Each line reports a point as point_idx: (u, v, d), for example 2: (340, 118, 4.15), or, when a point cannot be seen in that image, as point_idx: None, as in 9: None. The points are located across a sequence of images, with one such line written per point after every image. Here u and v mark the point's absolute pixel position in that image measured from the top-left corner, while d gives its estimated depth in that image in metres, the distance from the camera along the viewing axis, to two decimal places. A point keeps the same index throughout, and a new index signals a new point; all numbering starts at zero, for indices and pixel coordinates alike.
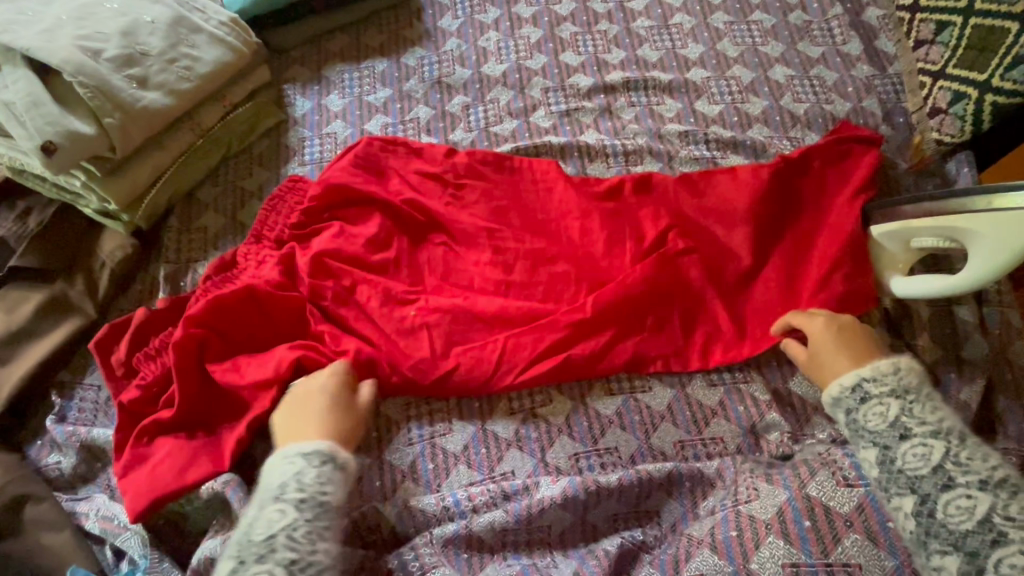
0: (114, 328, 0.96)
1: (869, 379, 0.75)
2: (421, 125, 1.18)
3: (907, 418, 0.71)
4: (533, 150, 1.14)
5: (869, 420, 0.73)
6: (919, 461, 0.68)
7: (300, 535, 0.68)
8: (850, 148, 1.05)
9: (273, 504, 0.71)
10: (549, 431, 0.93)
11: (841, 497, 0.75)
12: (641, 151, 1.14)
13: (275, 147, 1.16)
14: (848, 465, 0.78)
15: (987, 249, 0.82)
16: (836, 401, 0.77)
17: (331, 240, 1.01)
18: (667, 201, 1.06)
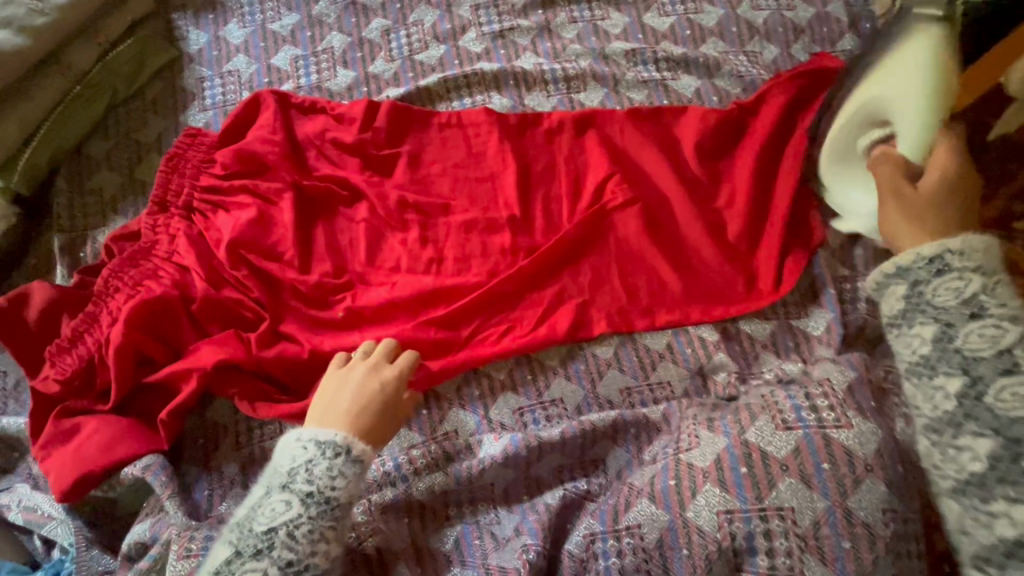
0: (14, 304, 0.85)
1: (955, 254, 0.62)
2: (336, 56, 1.04)
3: (986, 296, 0.60)
4: (463, 81, 1.02)
5: (937, 295, 0.62)
6: (985, 342, 0.59)
7: (319, 472, 0.66)
8: (817, 79, 0.96)
9: (280, 492, 0.65)
10: (492, 387, 0.90)
11: (780, 438, 0.73)
12: (584, 75, 1.02)
13: (170, 90, 1.02)
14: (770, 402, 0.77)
15: (942, 161, 0.71)
16: (893, 277, 0.65)
17: (245, 213, 0.90)
18: (614, 146, 0.97)
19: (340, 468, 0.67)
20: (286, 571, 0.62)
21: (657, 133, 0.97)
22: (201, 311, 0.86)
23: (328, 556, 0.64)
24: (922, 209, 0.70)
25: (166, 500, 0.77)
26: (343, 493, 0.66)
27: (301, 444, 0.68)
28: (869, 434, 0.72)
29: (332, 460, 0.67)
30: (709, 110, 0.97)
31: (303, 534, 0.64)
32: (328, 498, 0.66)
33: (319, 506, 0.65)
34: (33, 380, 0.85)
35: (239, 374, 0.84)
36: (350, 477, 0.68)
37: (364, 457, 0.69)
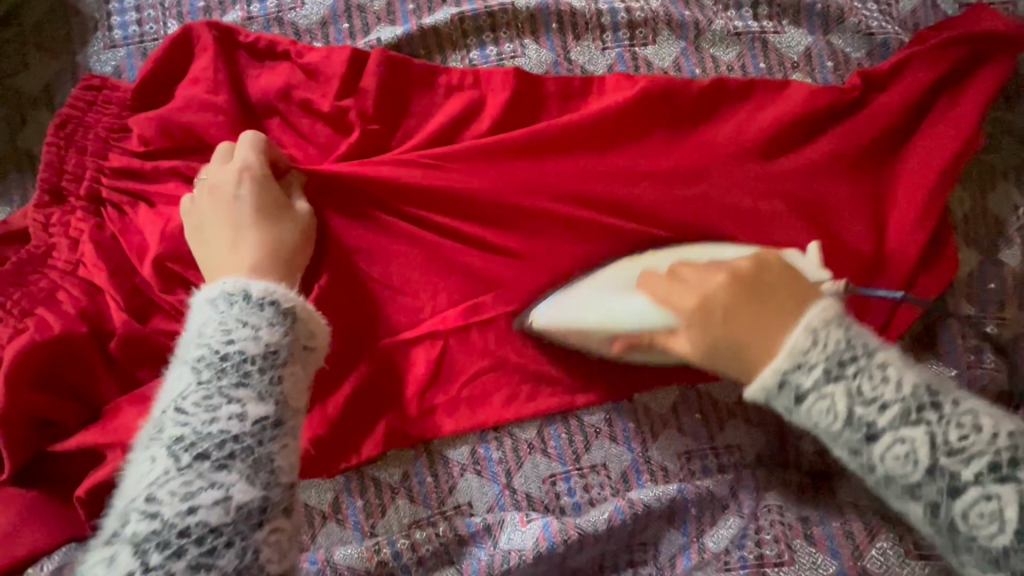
0: None
1: (795, 369, 0.45)
2: None
3: (863, 408, 0.44)
4: (487, 21, 0.72)
5: (816, 418, 0.45)
6: (905, 463, 0.43)
7: (192, 402, 0.44)
8: (978, 46, 0.70)
9: (188, 371, 0.47)
10: (515, 449, 0.70)
11: (895, 457, 0.43)
12: (654, 21, 0.73)
13: (60, 14, 0.71)
14: (876, 367, 0.44)
15: (671, 286, 0.54)
16: (765, 403, 0.47)
17: (179, 211, 0.64)
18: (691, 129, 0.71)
19: (254, 315, 0.49)
20: (220, 458, 0.42)
21: (749, 112, 0.71)
22: (125, 354, 0.62)
23: (241, 417, 0.44)
24: (721, 335, 0.49)
25: None
26: (248, 347, 0.47)
27: (199, 317, 0.51)
28: (977, 423, 0.43)
29: (223, 315, 0.49)
30: (824, 84, 0.71)
31: (192, 401, 0.44)
32: (227, 358, 0.47)
33: (212, 367, 0.46)
34: None
35: None
36: (262, 329, 0.49)
37: (279, 299, 0.51)
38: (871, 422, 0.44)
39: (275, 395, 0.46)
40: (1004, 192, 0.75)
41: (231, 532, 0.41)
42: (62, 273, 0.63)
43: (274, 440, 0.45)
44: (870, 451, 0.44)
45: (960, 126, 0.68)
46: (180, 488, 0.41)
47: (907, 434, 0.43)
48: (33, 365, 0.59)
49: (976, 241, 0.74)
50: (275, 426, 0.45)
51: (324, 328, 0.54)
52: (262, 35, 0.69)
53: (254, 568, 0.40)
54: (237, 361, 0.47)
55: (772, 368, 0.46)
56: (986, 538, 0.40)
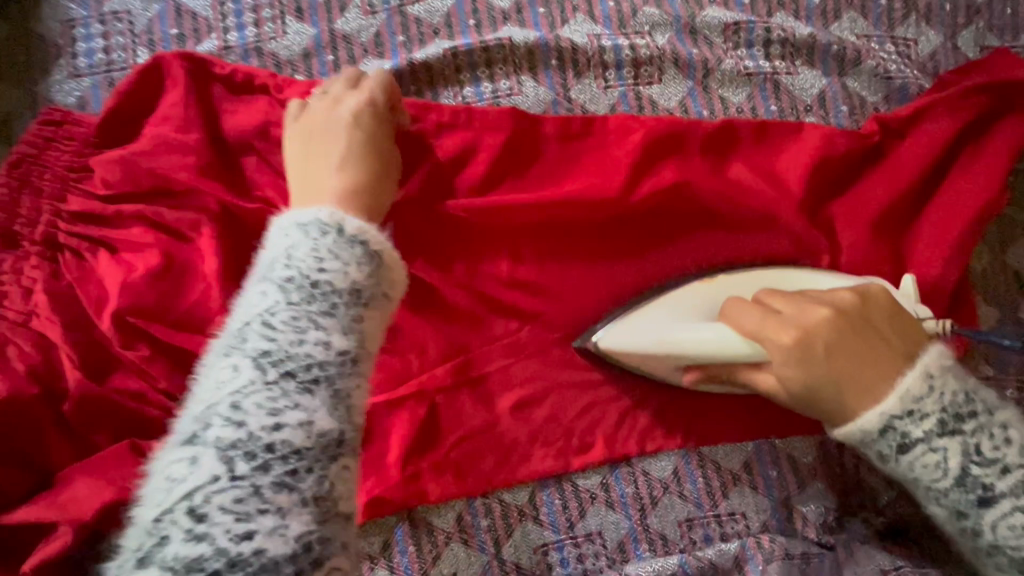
0: None
1: (903, 417, 0.48)
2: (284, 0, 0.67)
3: (977, 466, 0.47)
4: (482, 56, 0.67)
5: (921, 475, 0.49)
6: (1015, 531, 0.46)
7: (281, 321, 0.40)
8: (1000, 96, 0.66)
9: (260, 288, 0.42)
10: (506, 517, 0.65)
11: (1007, 525, 0.47)
12: (660, 59, 0.68)
13: (20, 39, 0.66)
14: (993, 426, 0.48)
15: (754, 320, 0.52)
16: (862, 447, 0.50)
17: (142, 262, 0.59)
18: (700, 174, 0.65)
19: (335, 249, 0.44)
20: (305, 383, 0.38)
21: (762, 160, 0.66)
22: (77, 420, 0.56)
23: (327, 347, 0.40)
24: (823, 373, 0.50)
25: None
26: (340, 279, 0.43)
27: (281, 239, 0.46)
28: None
29: (316, 242, 0.44)
30: (840, 131, 0.66)
31: (281, 320, 0.40)
32: (316, 285, 0.42)
33: (304, 292, 0.42)
34: None
35: None
36: (352, 264, 0.44)
37: (370, 238, 0.46)
38: (986, 481, 0.47)
39: (358, 332, 0.42)
40: None
41: (311, 457, 0.37)
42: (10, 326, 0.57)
43: (353, 377, 0.41)
44: (978, 514, 0.47)
45: (983, 181, 0.65)
46: (266, 402, 0.37)
47: (1022, 498, 0.46)
48: None
49: (996, 299, 0.70)
50: (356, 363, 0.41)
51: (405, 278, 0.48)
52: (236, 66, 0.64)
53: (329, 501, 0.37)
54: (326, 291, 0.42)
55: (877, 417, 0.48)
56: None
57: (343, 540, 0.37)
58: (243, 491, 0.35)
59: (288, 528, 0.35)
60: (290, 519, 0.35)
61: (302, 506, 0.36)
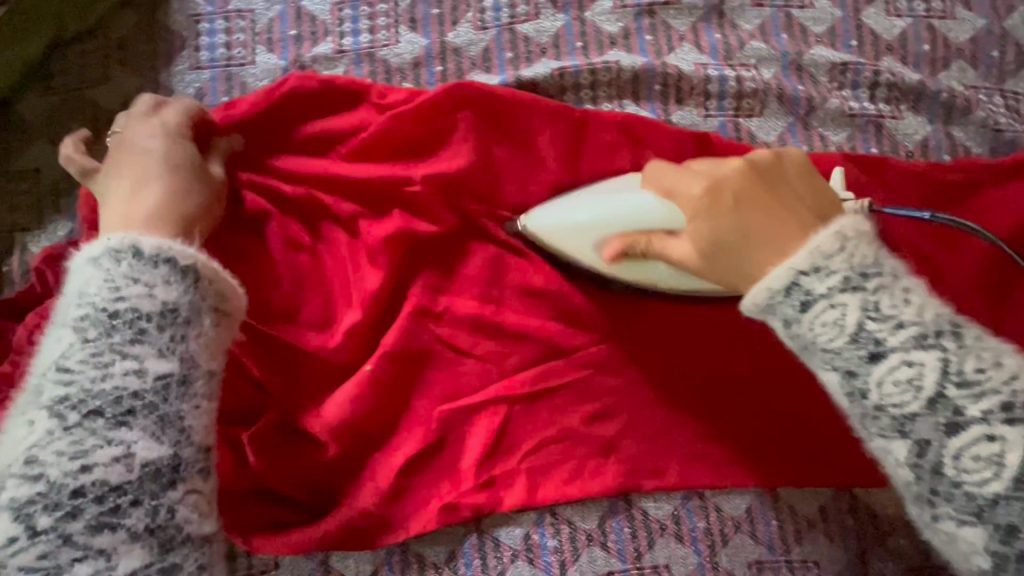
0: None
1: (809, 273, 0.41)
2: (400, 10, 0.69)
3: (875, 321, 0.40)
4: (588, 78, 0.68)
5: (817, 334, 0.41)
6: (905, 391, 0.39)
7: (87, 356, 0.44)
8: None
9: (73, 313, 0.46)
10: (574, 539, 0.64)
11: (897, 383, 0.39)
12: (765, 93, 0.68)
13: (146, 27, 0.68)
14: (897, 288, 0.40)
15: (670, 174, 0.50)
16: (765, 315, 0.43)
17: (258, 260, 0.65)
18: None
19: (137, 269, 0.47)
20: (115, 417, 0.43)
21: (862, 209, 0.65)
22: None
23: (138, 374, 0.44)
24: (730, 221, 0.46)
25: None
26: (141, 305, 0.46)
27: (82, 275, 0.49)
28: (996, 356, 0.39)
29: (110, 272, 0.47)
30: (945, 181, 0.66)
31: (77, 360, 0.44)
32: (115, 315, 0.45)
33: (99, 326, 0.45)
34: None
35: (246, 493, 0.61)
36: (158, 284, 0.47)
37: (175, 257, 0.48)
38: (879, 338, 0.39)
39: (179, 352, 0.46)
40: None
41: (135, 488, 0.42)
42: None
43: (184, 400, 0.46)
44: (867, 371, 0.40)
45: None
46: (66, 446, 0.42)
47: (915, 357, 0.39)
48: None
49: None
50: (181, 383, 0.46)
51: (236, 289, 0.51)
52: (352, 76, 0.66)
53: (169, 529, 0.43)
54: (127, 318, 0.45)
55: (781, 270, 0.42)
56: (975, 484, 0.38)
57: (200, 558, 0.45)
58: (87, 514, 0.41)
59: (114, 567, 0.41)
60: (116, 559, 0.41)
61: (132, 542, 0.42)
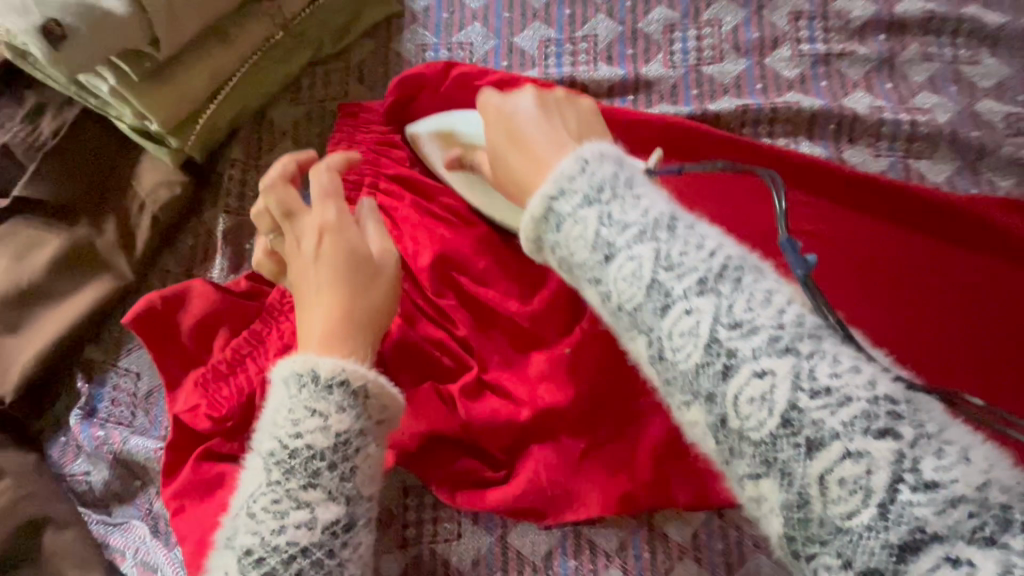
0: (168, 303, 0.68)
1: (557, 198, 0.40)
2: (599, 49, 0.78)
3: (721, 320, 0.33)
4: (768, 115, 0.75)
5: (675, 344, 0.35)
6: (760, 408, 0.31)
7: (266, 514, 0.42)
8: None
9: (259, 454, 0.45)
10: (742, 545, 0.66)
11: (753, 401, 0.32)
12: (936, 137, 0.73)
13: (383, 54, 0.80)
14: (691, 235, 0.36)
15: (494, 108, 0.51)
16: (539, 248, 0.42)
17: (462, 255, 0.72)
18: (993, 271, 0.66)
19: (312, 400, 0.44)
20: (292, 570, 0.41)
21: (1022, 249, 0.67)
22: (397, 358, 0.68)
23: (309, 526, 0.41)
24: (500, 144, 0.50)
25: None
26: (317, 442, 0.43)
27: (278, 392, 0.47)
28: (701, 242, 0.36)
29: (294, 400, 0.45)
30: None
31: (262, 508, 0.42)
32: (294, 454, 0.43)
33: (282, 467, 0.43)
34: (174, 405, 0.67)
35: (441, 447, 0.67)
36: (330, 415, 0.44)
37: (348, 378, 0.44)
38: (732, 349, 0.33)
39: (345, 494, 0.43)
40: None
41: None
42: None
43: (348, 543, 0.43)
44: (721, 388, 0.33)
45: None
46: None
47: (767, 365, 0.32)
48: None
49: None
50: (345, 530, 0.43)
51: (393, 394, 0.46)
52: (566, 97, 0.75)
53: None
54: (305, 458, 0.43)
55: (537, 201, 0.40)
56: (681, 359, 0.34)
57: None
58: None
59: None
60: None
61: None
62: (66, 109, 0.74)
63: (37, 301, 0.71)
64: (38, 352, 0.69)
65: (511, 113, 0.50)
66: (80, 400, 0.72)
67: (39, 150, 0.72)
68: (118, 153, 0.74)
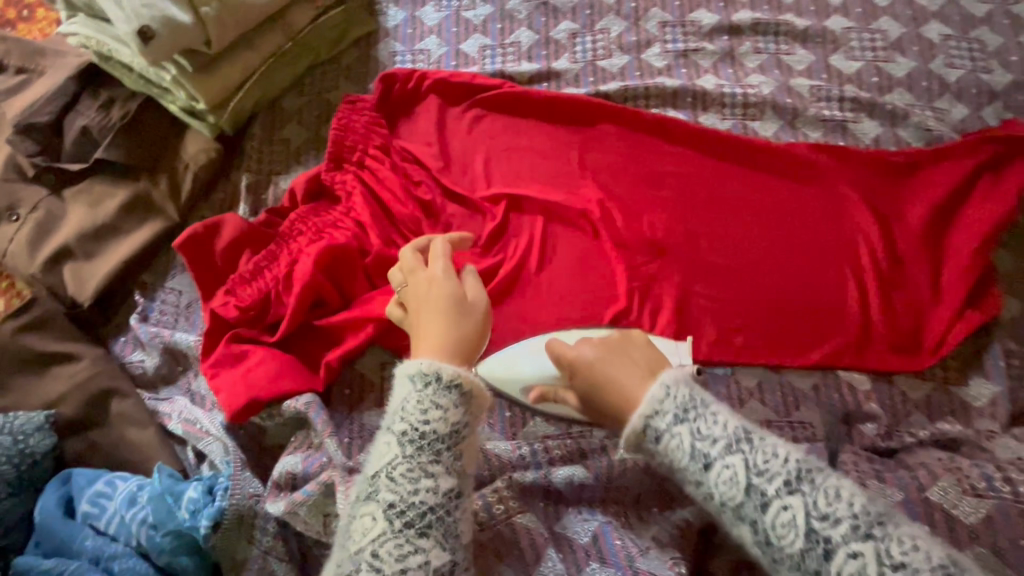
0: (206, 231, 0.92)
1: (654, 418, 0.59)
2: (522, 51, 1.07)
3: (761, 479, 0.54)
4: (642, 92, 1.03)
5: (721, 488, 0.55)
6: (853, 573, 0.49)
7: (401, 472, 0.59)
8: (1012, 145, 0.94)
9: (383, 434, 0.63)
10: None
11: (726, 482, 0.55)
12: (763, 104, 1.02)
13: (365, 59, 1.08)
14: (767, 447, 0.56)
15: (571, 351, 0.71)
16: (639, 449, 0.61)
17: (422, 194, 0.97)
18: (781, 195, 0.96)
19: (433, 399, 0.62)
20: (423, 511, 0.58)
21: (805, 180, 0.97)
22: (373, 267, 0.90)
23: (436, 491, 0.59)
24: (597, 378, 0.67)
25: (326, 440, 0.80)
26: (440, 428, 0.61)
27: (401, 388, 0.66)
28: (776, 451, 0.55)
29: (421, 393, 0.63)
30: (870, 162, 0.96)
31: (401, 473, 0.59)
32: (424, 435, 0.61)
33: (416, 445, 0.61)
34: (210, 304, 0.91)
35: None
36: (448, 409, 0.62)
37: (462, 382, 0.64)
38: (827, 536, 0.51)
39: (457, 471, 0.61)
40: None
41: None
42: (340, 216, 0.94)
43: (454, 509, 0.60)
44: (807, 523, 0.52)
45: (994, 201, 0.92)
46: (396, 550, 0.56)
47: (857, 547, 0.50)
48: (333, 280, 0.90)
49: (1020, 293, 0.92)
50: (457, 496, 0.61)
51: (480, 388, 0.66)
52: (496, 83, 1.03)
53: None
54: (431, 438, 0.61)
55: (637, 417, 0.59)
56: (787, 541, 0.52)
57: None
58: None
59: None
60: None
61: None
62: (130, 100, 1.01)
63: (108, 236, 0.95)
64: (108, 271, 0.93)
65: (586, 360, 0.69)
66: (137, 310, 0.95)
67: (110, 128, 0.98)
68: (169, 131, 1.00)
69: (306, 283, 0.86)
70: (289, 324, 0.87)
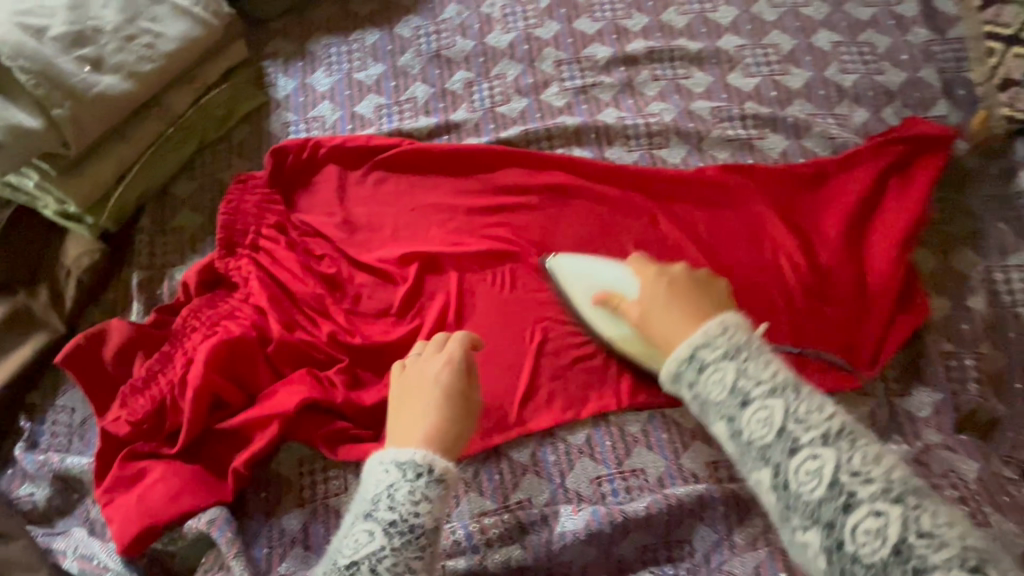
0: (91, 341, 0.84)
1: (703, 347, 0.56)
2: (419, 106, 1.05)
3: (846, 475, 0.47)
4: (544, 134, 1.01)
5: (751, 431, 0.51)
6: (871, 538, 0.45)
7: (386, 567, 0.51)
8: (913, 146, 0.94)
9: (363, 522, 0.54)
10: (568, 453, 0.84)
11: (760, 422, 0.51)
12: (667, 132, 1.00)
13: (257, 134, 1.03)
14: (812, 399, 0.52)
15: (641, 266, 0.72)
16: (676, 384, 0.57)
17: (326, 268, 0.92)
18: (694, 220, 0.94)
19: (423, 492, 0.55)
20: None
21: (717, 202, 0.95)
22: (276, 354, 0.84)
23: None
24: (660, 300, 0.64)
25: (232, 563, 0.73)
26: (429, 521, 0.54)
27: (379, 474, 0.57)
28: (829, 422, 0.50)
29: (410, 485, 0.55)
30: (779, 175, 0.95)
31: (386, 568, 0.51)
32: (412, 527, 0.53)
33: (404, 536, 0.53)
34: (101, 420, 0.83)
35: (317, 416, 0.82)
36: (434, 501, 0.55)
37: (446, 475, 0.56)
38: (851, 489, 0.47)
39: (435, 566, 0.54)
40: (962, 254, 0.92)
41: None
42: (238, 305, 0.88)
43: None
44: (843, 515, 0.46)
45: (905, 205, 0.91)
46: None
47: (881, 507, 0.46)
48: (233, 377, 0.83)
49: (947, 291, 0.90)
50: None
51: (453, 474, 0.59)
52: (391, 142, 0.99)
53: None
54: (416, 531, 0.53)
55: (683, 347, 0.57)
56: (852, 536, 0.46)
57: None
58: None
59: None
60: None
61: None
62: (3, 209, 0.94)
63: None
64: None
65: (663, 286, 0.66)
66: (24, 436, 0.87)
67: None
68: (48, 236, 0.94)
69: (201, 384, 0.79)
70: (188, 433, 0.80)
